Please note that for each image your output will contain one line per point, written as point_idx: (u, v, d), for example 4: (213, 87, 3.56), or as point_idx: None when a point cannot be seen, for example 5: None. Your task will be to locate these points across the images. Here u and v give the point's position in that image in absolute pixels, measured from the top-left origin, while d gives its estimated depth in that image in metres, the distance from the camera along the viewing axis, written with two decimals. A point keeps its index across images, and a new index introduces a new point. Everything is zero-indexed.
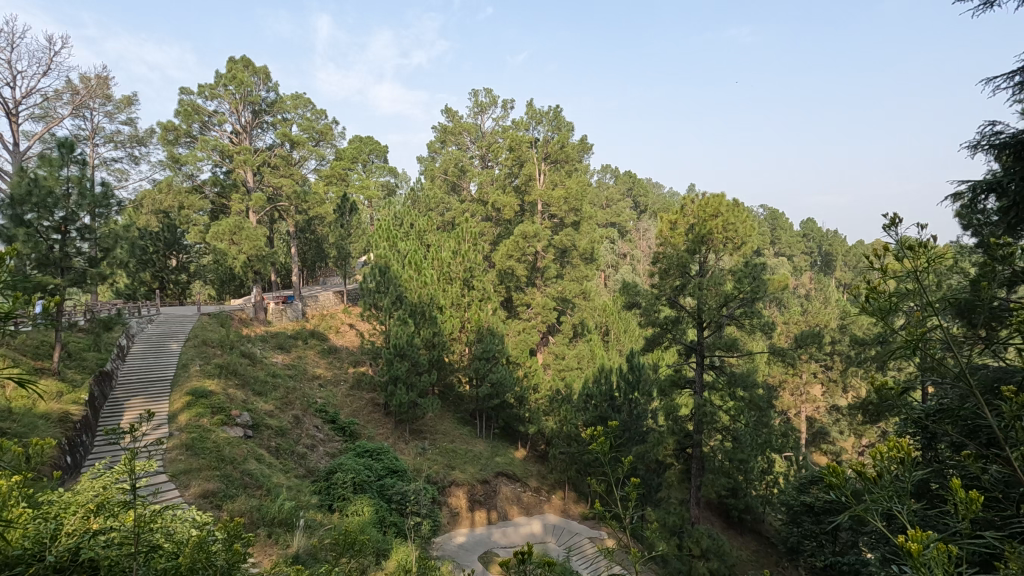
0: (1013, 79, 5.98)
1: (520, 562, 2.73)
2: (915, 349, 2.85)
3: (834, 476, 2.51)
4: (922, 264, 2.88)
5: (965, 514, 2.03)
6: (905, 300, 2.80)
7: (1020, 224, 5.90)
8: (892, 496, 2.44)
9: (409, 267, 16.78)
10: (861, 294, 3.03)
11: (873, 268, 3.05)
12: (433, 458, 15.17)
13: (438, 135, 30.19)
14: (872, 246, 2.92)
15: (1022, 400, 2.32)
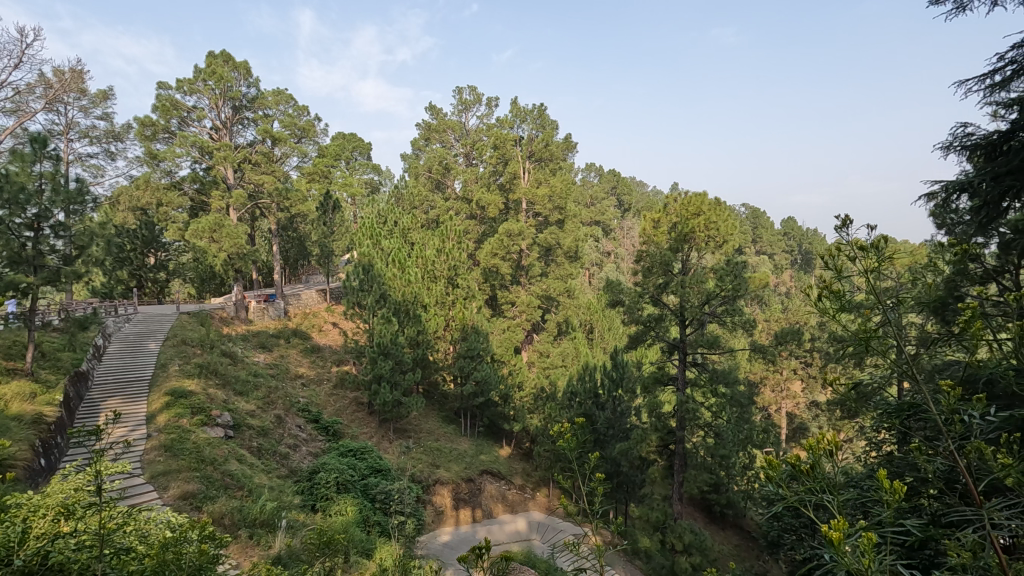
0: (985, 81, 6.12)
1: (479, 556, 2.97)
2: (867, 345, 2.96)
3: (770, 469, 2.67)
4: (875, 263, 2.99)
5: (891, 503, 2.10)
6: (859, 299, 2.93)
7: (991, 224, 6.07)
8: (824, 489, 2.59)
9: (393, 266, 16.65)
10: (816, 293, 3.17)
11: (828, 267, 3.15)
12: (417, 458, 15.11)
13: (421, 132, 30.09)
14: (826, 246, 3.02)
15: (957, 391, 2.46)
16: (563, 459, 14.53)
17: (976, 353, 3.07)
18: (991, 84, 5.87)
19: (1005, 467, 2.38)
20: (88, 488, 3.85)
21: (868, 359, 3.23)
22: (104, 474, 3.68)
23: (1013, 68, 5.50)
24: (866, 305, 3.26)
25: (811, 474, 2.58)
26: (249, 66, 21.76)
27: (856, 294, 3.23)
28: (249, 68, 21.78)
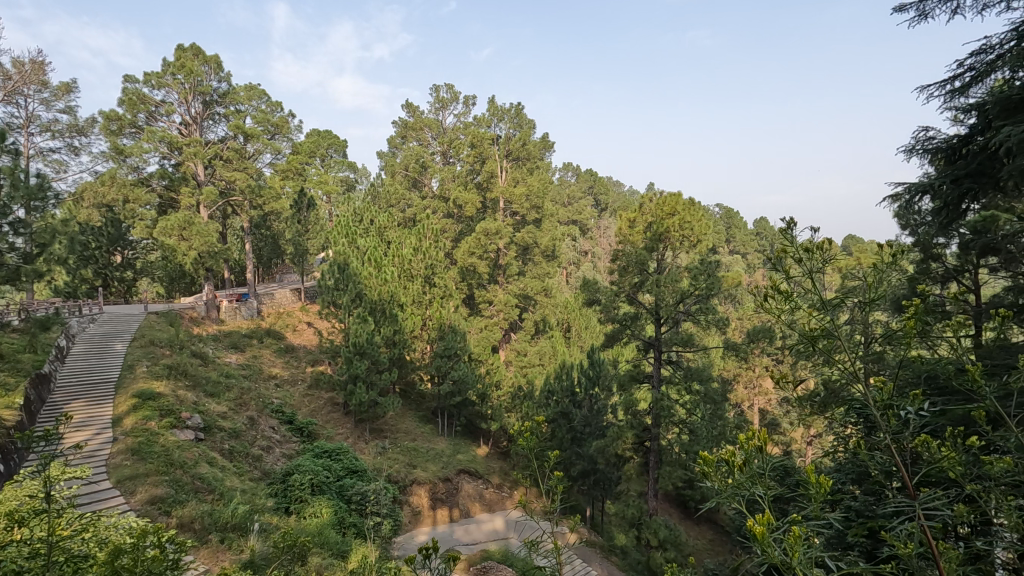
0: (946, 87, 6.32)
1: (423, 557, 3.18)
2: (813, 343, 3.13)
3: (707, 467, 2.86)
4: (818, 263, 3.15)
5: (815, 497, 2.42)
6: (804, 298, 3.10)
7: (951, 225, 6.28)
8: (754, 482, 2.79)
9: (369, 264, 16.42)
10: (764, 293, 3.32)
11: (776, 268, 3.30)
12: (393, 458, 15.03)
13: (398, 130, 29.85)
14: (774, 246, 3.15)
15: (886, 386, 2.85)
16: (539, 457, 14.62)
17: (920, 353, 3.26)
18: (952, 89, 6.06)
19: (941, 458, 2.63)
20: (38, 494, 3.74)
21: (815, 357, 3.39)
22: (52, 481, 3.57)
23: (972, 75, 5.68)
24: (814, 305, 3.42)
25: (744, 470, 2.78)
26: (220, 61, 21.29)
27: (802, 294, 3.38)
28: (220, 63, 21.30)
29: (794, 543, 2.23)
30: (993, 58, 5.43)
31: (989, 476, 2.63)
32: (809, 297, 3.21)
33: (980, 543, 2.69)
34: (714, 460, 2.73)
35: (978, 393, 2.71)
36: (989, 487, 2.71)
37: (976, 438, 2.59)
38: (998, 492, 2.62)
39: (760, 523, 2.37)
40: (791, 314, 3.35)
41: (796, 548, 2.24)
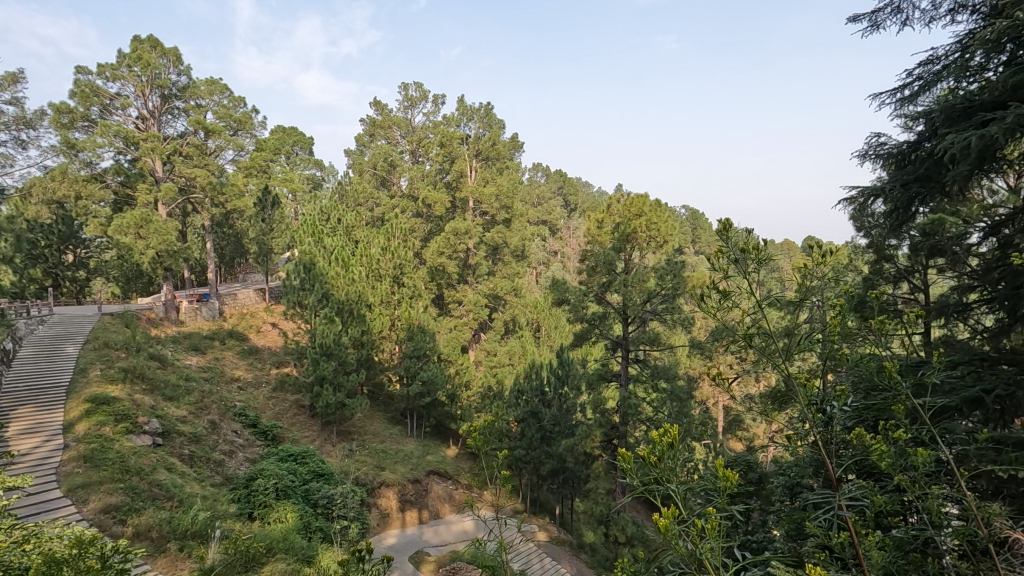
0: (896, 95, 6.61)
1: (359, 559, 3.40)
2: (749, 341, 3.30)
3: (626, 465, 2.89)
4: (753, 264, 3.34)
5: (722, 490, 2.63)
6: (742, 298, 3.24)
7: (901, 228, 6.53)
8: (667, 478, 2.84)
9: (336, 264, 16.12)
10: (702, 292, 3.48)
11: (714, 268, 3.46)
12: (361, 460, 14.85)
13: (366, 128, 29.44)
14: (712, 246, 3.34)
15: (820, 389, 3.10)
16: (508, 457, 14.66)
17: (851, 349, 3.46)
18: (902, 97, 6.34)
19: (870, 450, 2.86)
20: None
21: (749, 354, 3.56)
22: None
23: (920, 84, 5.95)
24: (750, 303, 3.59)
25: (658, 467, 2.82)
26: (179, 53, 20.61)
27: (739, 294, 3.55)
28: (180, 56, 20.63)
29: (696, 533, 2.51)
30: (938, 68, 5.70)
31: (913, 468, 2.87)
32: (745, 296, 3.38)
33: (908, 530, 2.92)
34: (628, 458, 2.84)
35: (897, 389, 2.98)
36: (913, 477, 2.93)
37: (899, 432, 2.82)
38: (919, 482, 2.86)
39: (665, 516, 2.61)
40: (730, 312, 3.51)
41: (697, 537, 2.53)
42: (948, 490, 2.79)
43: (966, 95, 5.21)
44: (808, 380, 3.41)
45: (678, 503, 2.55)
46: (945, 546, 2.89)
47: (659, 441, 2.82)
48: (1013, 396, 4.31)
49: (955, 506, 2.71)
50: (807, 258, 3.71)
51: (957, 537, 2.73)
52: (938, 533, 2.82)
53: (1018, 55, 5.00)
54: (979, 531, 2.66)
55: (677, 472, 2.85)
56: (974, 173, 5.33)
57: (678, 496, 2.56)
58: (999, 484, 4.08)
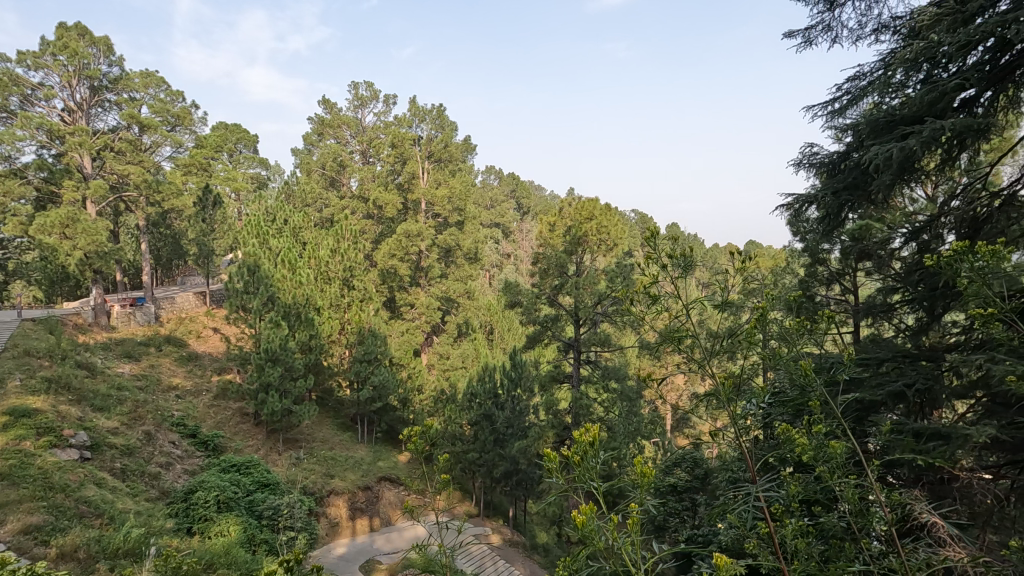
0: (827, 108, 6.99)
1: (288, 569, 3.34)
2: (676, 342, 3.47)
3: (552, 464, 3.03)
4: (679, 269, 3.53)
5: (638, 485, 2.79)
6: (669, 301, 3.42)
7: (833, 233, 6.88)
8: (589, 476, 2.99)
9: (282, 266, 15.54)
10: (632, 296, 3.63)
11: (644, 272, 3.60)
12: (310, 468, 14.43)
13: (314, 127, 28.66)
14: (641, 251, 3.50)
15: (744, 388, 3.28)
16: (462, 461, 14.57)
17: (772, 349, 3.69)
18: (832, 109, 6.70)
19: (793, 444, 3.04)
20: None
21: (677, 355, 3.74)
22: None
23: (848, 98, 6.32)
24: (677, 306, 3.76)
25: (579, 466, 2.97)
26: (110, 43, 19.48)
27: (666, 299, 3.72)
28: (111, 45, 19.50)
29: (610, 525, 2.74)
30: (864, 83, 6.07)
31: (829, 460, 3.05)
32: (673, 299, 3.55)
33: (828, 519, 3.10)
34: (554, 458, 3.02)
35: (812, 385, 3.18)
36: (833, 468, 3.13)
37: (817, 425, 3.02)
38: (836, 473, 3.03)
39: (584, 513, 2.79)
40: (659, 314, 3.69)
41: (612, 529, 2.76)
42: (864, 479, 2.99)
43: (889, 110, 5.57)
44: (732, 378, 3.63)
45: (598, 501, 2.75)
46: (862, 531, 3.09)
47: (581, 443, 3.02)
48: (931, 389, 4.60)
49: (868, 494, 2.89)
50: (729, 262, 3.94)
51: (871, 524, 2.92)
52: (855, 519, 3.01)
53: (933, 74, 5.38)
54: (887, 517, 2.87)
55: (599, 471, 3.05)
56: (896, 183, 5.69)
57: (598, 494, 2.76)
58: (919, 472, 4.36)
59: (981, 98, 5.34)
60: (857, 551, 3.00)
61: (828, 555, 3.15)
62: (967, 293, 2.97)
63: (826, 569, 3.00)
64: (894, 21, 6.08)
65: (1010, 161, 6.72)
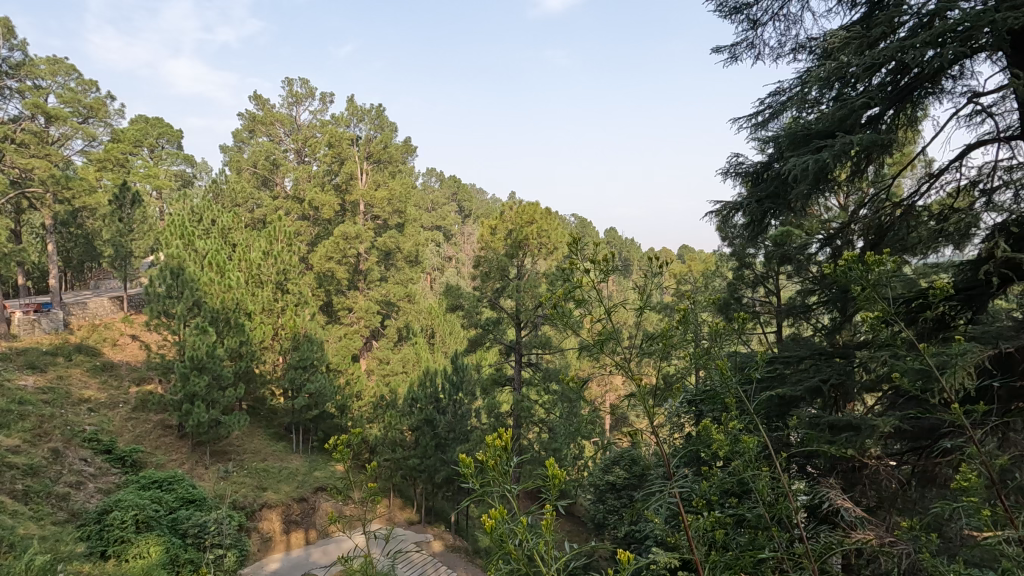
0: (751, 121, 7.39)
1: None
2: (602, 346, 3.52)
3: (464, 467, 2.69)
4: (601, 274, 3.59)
5: (553, 486, 2.54)
6: (592, 305, 3.48)
7: (758, 238, 7.26)
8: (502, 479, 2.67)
9: (210, 269, 14.71)
10: (556, 302, 3.65)
11: (569, 278, 3.63)
12: (240, 481, 13.73)
13: (245, 123, 27.40)
14: (566, 255, 3.53)
15: (664, 388, 3.42)
16: (403, 468, 14.30)
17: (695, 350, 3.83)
18: (756, 121, 7.09)
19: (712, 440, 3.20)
20: None
21: (603, 359, 3.78)
22: None
23: (770, 111, 6.71)
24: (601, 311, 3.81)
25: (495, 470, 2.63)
26: (12, 25, 17.86)
27: (592, 304, 3.75)
28: (12, 28, 17.89)
29: (522, 527, 2.51)
30: (784, 98, 6.47)
31: (743, 453, 3.23)
32: (596, 304, 3.62)
33: (745, 510, 3.27)
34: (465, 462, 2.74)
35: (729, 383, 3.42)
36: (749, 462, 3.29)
37: (734, 422, 3.18)
38: (751, 466, 3.20)
39: (494, 517, 2.51)
40: (585, 320, 3.73)
41: (523, 532, 2.52)
42: (775, 469, 3.17)
43: (806, 124, 5.95)
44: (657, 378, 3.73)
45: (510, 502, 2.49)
46: (775, 520, 3.29)
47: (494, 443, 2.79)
48: (843, 384, 4.94)
49: (780, 485, 3.08)
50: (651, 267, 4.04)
51: (783, 513, 3.12)
52: (768, 509, 3.17)
53: (844, 92, 5.81)
54: (796, 506, 3.05)
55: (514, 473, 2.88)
56: (813, 192, 6.10)
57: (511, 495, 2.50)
58: (834, 462, 4.65)
59: (884, 115, 5.84)
60: (770, 539, 3.20)
61: (745, 546, 3.33)
62: (858, 298, 3.27)
63: (743, 558, 3.16)
64: (810, 41, 6.52)
65: (910, 174, 7.36)
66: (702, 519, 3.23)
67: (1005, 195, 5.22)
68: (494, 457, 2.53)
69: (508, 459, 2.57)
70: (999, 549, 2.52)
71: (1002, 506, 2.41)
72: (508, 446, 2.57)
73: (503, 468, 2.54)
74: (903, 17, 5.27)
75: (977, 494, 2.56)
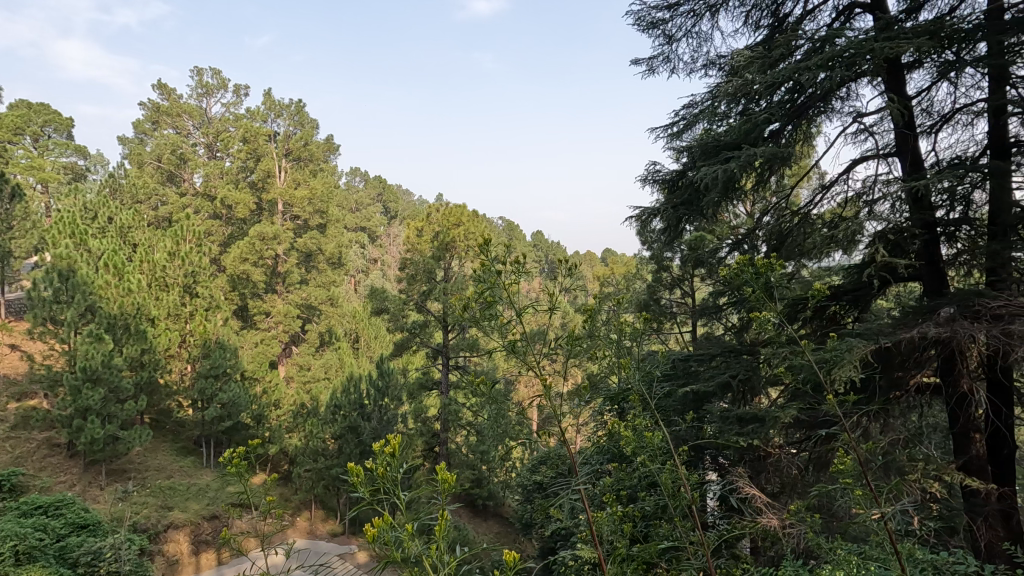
0: (667, 131, 7.77)
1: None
2: (513, 349, 3.55)
3: (353, 477, 2.38)
4: (512, 274, 3.64)
5: (444, 491, 2.32)
6: (502, 305, 3.51)
7: (673, 242, 7.61)
8: (391, 489, 2.39)
9: (106, 271, 13.44)
10: (467, 304, 3.65)
11: (480, 281, 3.65)
12: (141, 502, 12.65)
13: (148, 113, 25.62)
14: (478, 256, 3.55)
15: (569, 385, 3.50)
16: (325, 478, 13.74)
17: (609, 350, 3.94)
18: (672, 132, 7.45)
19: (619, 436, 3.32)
20: None
21: (514, 361, 3.80)
22: None
23: (684, 123, 7.08)
24: (513, 313, 3.85)
25: (383, 478, 2.34)
26: None
27: (504, 307, 3.78)
28: None
29: (408, 533, 2.28)
30: (696, 111, 6.85)
31: (648, 448, 3.37)
32: (507, 306, 3.65)
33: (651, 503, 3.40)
34: (355, 471, 2.41)
35: (634, 382, 3.57)
36: (655, 457, 3.43)
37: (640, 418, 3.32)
38: (657, 461, 3.35)
39: (377, 525, 2.24)
40: (498, 322, 3.75)
41: (409, 539, 2.31)
42: (676, 462, 3.32)
43: (716, 136, 6.32)
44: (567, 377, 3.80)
45: (398, 507, 2.27)
46: (680, 511, 3.43)
47: (384, 447, 2.47)
48: (750, 379, 5.29)
49: (680, 477, 3.22)
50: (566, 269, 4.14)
51: (683, 504, 3.25)
52: (673, 501, 3.30)
53: (749, 108, 6.24)
54: (693, 495, 3.20)
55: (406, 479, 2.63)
56: (722, 200, 6.49)
57: (400, 501, 2.29)
58: (740, 453, 4.95)
59: (784, 130, 6.33)
60: (673, 529, 3.32)
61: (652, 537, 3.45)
62: (752, 299, 3.57)
63: (647, 549, 3.27)
64: (719, 58, 6.96)
65: (808, 185, 7.99)
66: (606, 512, 3.33)
67: (884, 205, 5.81)
68: (383, 464, 2.33)
69: (396, 465, 2.38)
70: (872, 527, 2.77)
71: (868, 484, 2.65)
72: (396, 451, 2.38)
73: (392, 474, 2.34)
74: (799, 42, 5.74)
75: (851, 475, 2.80)
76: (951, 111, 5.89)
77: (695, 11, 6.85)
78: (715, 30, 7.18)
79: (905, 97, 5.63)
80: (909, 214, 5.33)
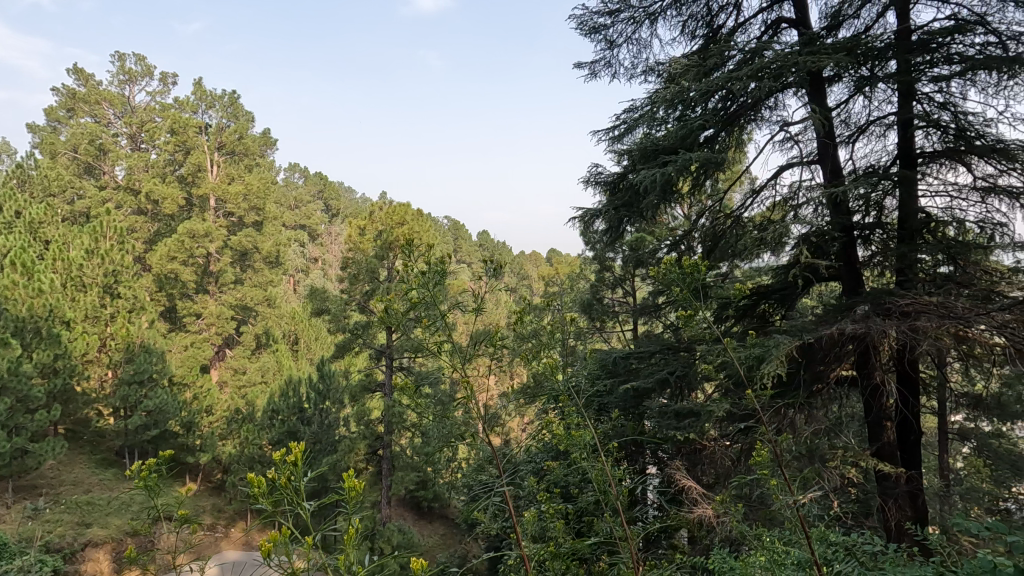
0: (608, 134, 7.93)
1: None
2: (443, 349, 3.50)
3: (254, 488, 2.21)
4: (441, 273, 3.60)
5: (352, 500, 2.19)
6: (433, 304, 3.47)
7: (615, 242, 7.75)
8: (293, 500, 2.23)
9: (13, 270, 12.36)
10: (393, 304, 3.58)
11: (409, 281, 3.59)
12: (54, 520, 11.68)
13: (62, 100, 23.67)
14: (406, 255, 3.49)
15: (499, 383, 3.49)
16: None
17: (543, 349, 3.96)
18: (613, 134, 7.61)
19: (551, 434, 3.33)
20: None
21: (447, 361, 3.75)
22: None
23: (624, 126, 7.25)
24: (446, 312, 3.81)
25: (285, 487, 2.18)
26: None
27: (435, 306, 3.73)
28: None
29: (311, 545, 2.14)
30: (635, 115, 7.02)
31: (579, 445, 3.39)
32: (438, 305, 3.61)
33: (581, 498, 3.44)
34: (256, 482, 2.25)
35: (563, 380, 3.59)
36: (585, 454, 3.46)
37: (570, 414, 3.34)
38: (587, 457, 3.37)
39: (275, 538, 2.09)
40: (430, 321, 3.70)
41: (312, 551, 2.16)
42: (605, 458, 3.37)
43: (654, 140, 6.50)
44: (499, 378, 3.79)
45: (302, 516, 2.13)
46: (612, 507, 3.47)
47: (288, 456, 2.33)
48: (686, 375, 5.49)
49: (608, 473, 3.25)
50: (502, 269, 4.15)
51: (612, 500, 3.29)
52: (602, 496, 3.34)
53: (685, 114, 6.45)
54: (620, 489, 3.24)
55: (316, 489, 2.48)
56: (661, 202, 6.68)
57: (302, 513, 2.13)
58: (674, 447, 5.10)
59: (718, 136, 6.58)
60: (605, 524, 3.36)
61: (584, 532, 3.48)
62: (680, 298, 3.70)
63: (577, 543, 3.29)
64: (658, 64, 7.18)
65: (740, 189, 8.35)
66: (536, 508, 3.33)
67: (808, 209, 6.16)
68: (285, 473, 2.18)
69: (301, 475, 2.23)
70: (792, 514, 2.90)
71: (782, 472, 2.76)
72: (300, 459, 2.23)
73: (294, 485, 2.19)
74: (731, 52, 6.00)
75: (769, 465, 2.92)
76: (866, 122, 6.33)
77: (635, 18, 7.04)
78: (654, 37, 7.40)
79: (826, 109, 6.01)
80: (830, 219, 5.67)
